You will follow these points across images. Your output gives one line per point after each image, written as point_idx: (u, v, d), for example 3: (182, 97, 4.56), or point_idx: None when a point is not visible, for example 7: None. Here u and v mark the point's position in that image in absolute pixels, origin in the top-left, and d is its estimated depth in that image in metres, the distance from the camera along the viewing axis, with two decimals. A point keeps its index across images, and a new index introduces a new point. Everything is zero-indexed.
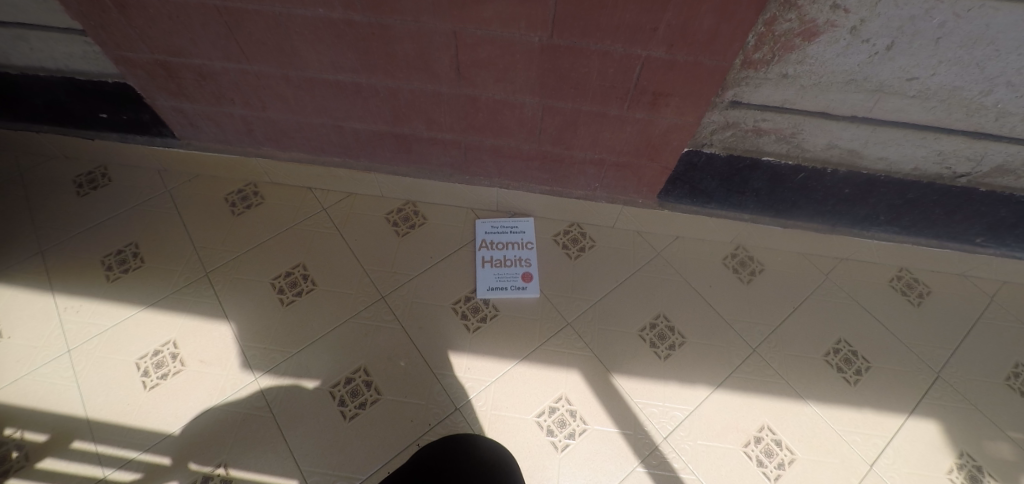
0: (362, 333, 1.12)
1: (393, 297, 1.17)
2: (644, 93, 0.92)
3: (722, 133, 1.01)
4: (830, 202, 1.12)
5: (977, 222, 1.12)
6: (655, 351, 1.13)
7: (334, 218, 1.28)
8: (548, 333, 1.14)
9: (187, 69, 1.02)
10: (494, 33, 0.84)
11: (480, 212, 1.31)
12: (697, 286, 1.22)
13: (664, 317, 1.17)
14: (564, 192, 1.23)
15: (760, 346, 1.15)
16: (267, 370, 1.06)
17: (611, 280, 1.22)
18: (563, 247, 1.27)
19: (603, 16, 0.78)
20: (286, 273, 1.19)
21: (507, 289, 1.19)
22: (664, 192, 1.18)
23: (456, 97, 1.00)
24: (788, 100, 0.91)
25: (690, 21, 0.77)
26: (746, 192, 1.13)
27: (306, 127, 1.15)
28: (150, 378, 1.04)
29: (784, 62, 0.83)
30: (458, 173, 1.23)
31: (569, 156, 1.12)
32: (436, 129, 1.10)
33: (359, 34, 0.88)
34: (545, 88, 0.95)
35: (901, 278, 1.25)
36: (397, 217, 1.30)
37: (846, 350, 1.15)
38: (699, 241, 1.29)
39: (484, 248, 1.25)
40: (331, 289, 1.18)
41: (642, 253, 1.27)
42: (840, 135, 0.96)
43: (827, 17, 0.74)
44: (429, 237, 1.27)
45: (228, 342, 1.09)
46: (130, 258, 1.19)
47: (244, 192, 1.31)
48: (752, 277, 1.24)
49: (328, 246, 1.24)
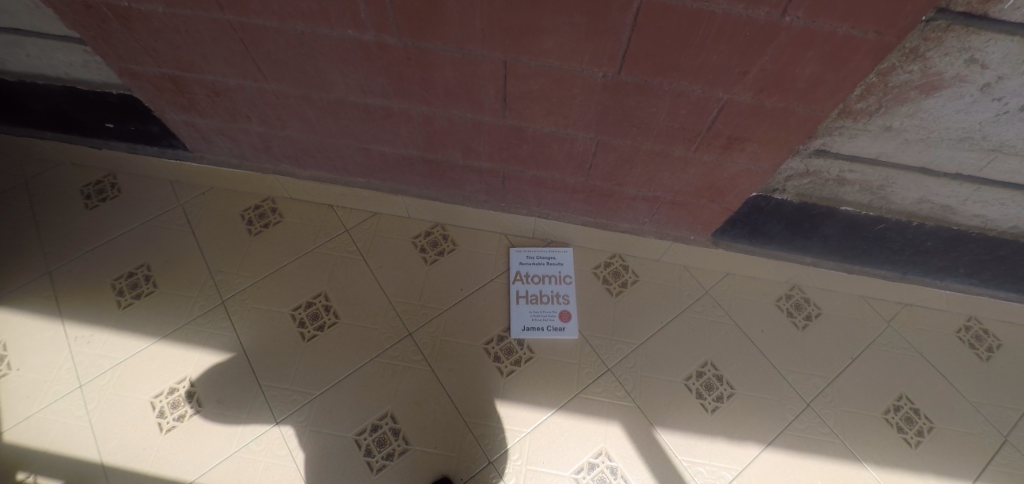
0: (390, 373, 1.05)
1: (420, 334, 1.10)
2: (718, 136, 0.81)
3: (798, 180, 0.90)
4: (907, 253, 1.03)
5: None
6: (702, 403, 1.05)
7: (357, 241, 1.20)
8: (587, 379, 1.07)
9: (198, 85, 0.91)
10: (552, 65, 0.72)
11: (513, 239, 1.21)
12: (747, 331, 1.14)
13: (711, 366, 1.09)
14: (609, 224, 1.15)
15: (815, 400, 1.07)
16: (289, 414, 1.00)
17: (655, 321, 1.14)
18: (603, 281, 1.18)
19: (684, 56, 0.66)
20: (307, 303, 1.12)
21: (543, 330, 1.11)
22: (720, 231, 1.08)
23: (498, 128, 0.88)
24: (884, 153, 0.79)
25: (789, 66, 0.65)
26: (813, 237, 1.03)
27: (329, 148, 1.04)
28: (166, 419, 0.99)
29: (891, 114, 0.72)
30: (495, 199, 1.13)
31: (619, 191, 1.01)
32: (472, 157, 0.98)
33: (394, 59, 0.76)
34: (603, 125, 0.83)
35: (969, 330, 1.16)
36: (424, 241, 1.20)
37: (908, 408, 1.07)
38: (752, 279, 1.19)
39: (519, 282, 1.16)
40: (355, 323, 1.10)
41: (688, 291, 1.18)
42: (936, 191, 0.85)
43: (958, 71, 0.63)
44: (458, 266, 1.18)
45: (247, 381, 1.03)
46: (141, 282, 1.12)
47: (262, 209, 1.22)
48: (807, 322, 1.15)
49: (351, 274, 1.16)
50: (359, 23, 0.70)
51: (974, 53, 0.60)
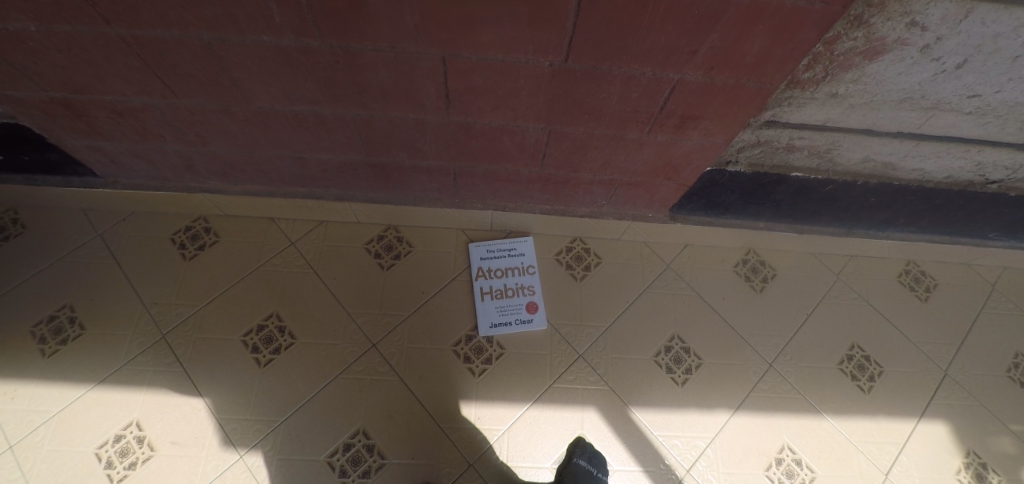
0: (357, 389, 1.01)
1: (385, 344, 1.05)
2: (670, 116, 0.78)
3: (750, 151, 0.90)
4: (853, 209, 1.05)
5: (987, 215, 1.08)
6: (672, 376, 1.07)
7: (305, 254, 1.12)
8: (560, 368, 1.06)
9: (96, 107, 0.80)
10: (494, 58, 0.66)
11: (471, 233, 1.17)
12: (710, 300, 1.16)
13: (678, 339, 1.11)
14: (567, 209, 1.11)
15: (776, 359, 1.11)
16: (253, 446, 0.94)
17: (621, 302, 1.14)
18: (567, 267, 1.16)
19: (632, 39, 0.62)
20: (258, 327, 1.05)
21: (512, 325, 1.09)
22: (677, 206, 1.07)
23: (443, 126, 0.82)
24: (831, 119, 0.80)
25: (738, 42, 0.62)
26: (766, 203, 1.04)
27: (261, 161, 0.95)
28: (115, 469, 0.91)
29: (836, 81, 0.72)
30: (447, 197, 1.08)
31: (575, 177, 0.98)
32: (419, 157, 0.92)
33: (319, 63, 0.68)
34: (553, 114, 0.79)
35: (909, 273, 1.22)
36: (378, 246, 1.14)
37: (860, 356, 1.13)
38: (710, 248, 1.21)
39: (482, 278, 1.12)
40: (313, 341, 1.04)
41: (651, 267, 1.18)
42: (879, 150, 0.87)
43: (899, 34, 0.62)
44: (418, 268, 1.13)
45: (202, 416, 0.96)
46: (67, 325, 1.02)
47: (194, 231, 1.12)
48: (764, 284, 1.18)
49: (303, 290, 1.09)
50: (273, 27, 0.62)
51: (915, 16, 0.59)
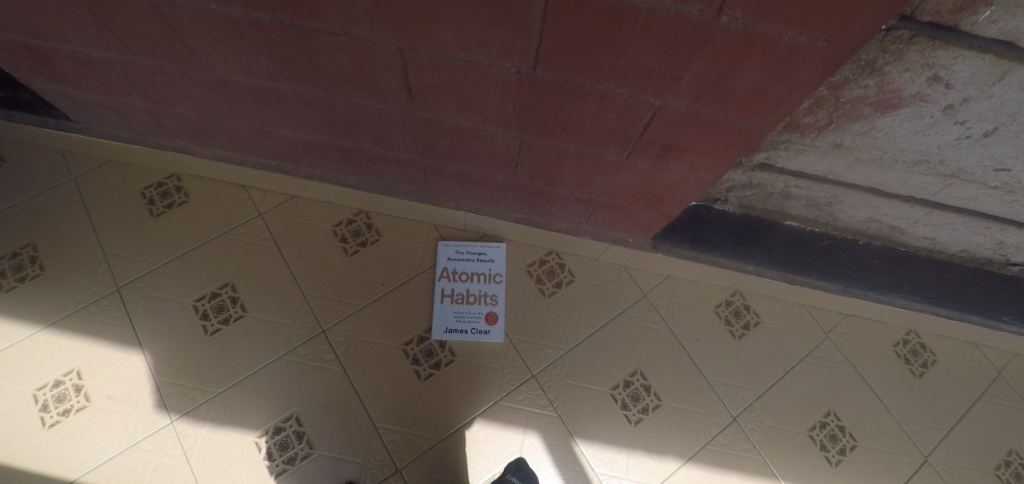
0: (297, 373, 0.98)
1: (335, 332, 1.02)
2: (651, 143, 0.71)
3: (741, 191, 0.83)
4: (851, 269, 0.96)
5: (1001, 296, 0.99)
6: (626, 414, 1.01)
7: (271, 228, 1.12)
8: (509, 386, 1.01)
9: (59, 54, 0.77)
10: (456, 57, 0.60)
11: (444, 231, 1.14)
12: (682, 339, 1.08)
13: (640, 375, 1.04)
14: (543, 222, 1.04)
15: (742, 414, 1.03)
16: (184, 413, 0.93)
17: (587, 326, 1.08)
18: (536, 280, 1.10)
19: (606, 55, 0.55)
20: (211, 294, 1.04)
21: (467, 333, 1.04)
22: (659, 235, 1.00)
23: (408, 120, 0.77)
24: (833, 171, 0.71)
25: (727, 73, 0.54)
26: (756, 247, 0.95)
27: (228, 130, 0.93)
28: (49, 413, 0.92)
29: (842, 130, 0.63)
30: (419, 191, 1.03)
31: (549, 191, 0.91)
32: (387, 148, 0.88)
33: (272, 39, 0.63)
34: (524, 124, 0.72)
35: (907, 344, 1.12)
36: (346, 230, 1.12)
37: (834, 424, 1.04)
38: (692, 284, 1.13)
39: (445, 280, 1.08)
40: (263, 317, 1.02)
41: (625, 294, 1.11)
42: (886, 212, 0.78)
43: (918, 89, 0.53)
44: (382, 259, 1.10)
45: (142, 374, 0.96)
46: (27, 264, 1.03)
47: (166, 188, 1.15)
48: (744, 332, 1.10)
49: (262, 264, 1.08)
50: None
51: (939, 71, 0.50)
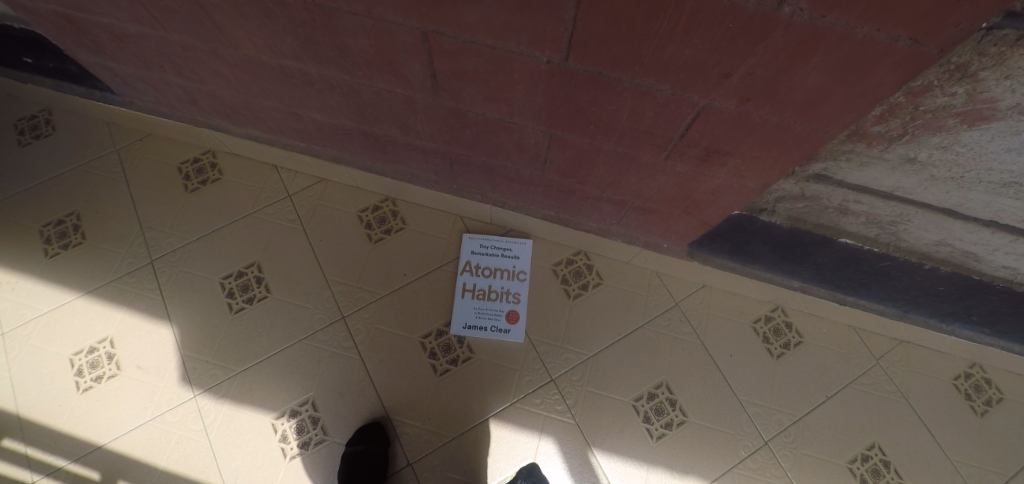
0: (315, 358, 0.98)
1: (354, 319, 1.01)
2: (693, 145, 0.65)
3: (791, 203, 0.73)
4: (912, 294, 0.86)
5: None
6: (648, 428, 0.96)
7: (298, 210, 1.13)
8: (527, 389, 0.98)
9: (96, 28, 0.79)
10: (482, 44, 0.56)
11: (469, 223, 1.10)
12: (715, 354, 1.02)
13: (666, 388, 0.98)
14: (572, 220, 0.99)
15: (775, 438, 0.96)
16: (206, 389, 0.95)
17: (613, 332, 1.02)
18: (562, 281, 1.06)
19: (647, 47, 0.49)
20: (238, 273, 1.06)
21: (486, 331, 1.01)
22: (697, 243, 0.93)
23: (433, 108, 0.74)
24: (901, 188, 0.63)
25: (785, 72, 0.48)
26: (804, 263, 0.87)
27: (258, 109, 0.94)
28: (83, 378, 0.96)
29: (917, 143, 0.55)
30: (445, 181, 1.00)
31: (580, 190, 0.86)
32: (412, 136, 0.85)
33: (295, 18, 0.61)
34: (554, 118, 0.67)
35: (969, 378, 1.02)
36: (371, 216, 1.12)
37: (877, 459, 0.96)
38: (728, 295, 1.06)
39: (467, 274, 1.06)
40: (284, 299, 1.03)
41: (656, 301, 1.05)
42: (960, 236, 0.69)
43: (1017, 101, 0.45)
44: (405, 248, 1.08)
45: (168, 347, 0.99)
46: (71, 232, 1.08)
47: (201, 164, 1.17)
48: (783, 351, 1.02)
49: (288, 246, 1.09)
50: None
51: None
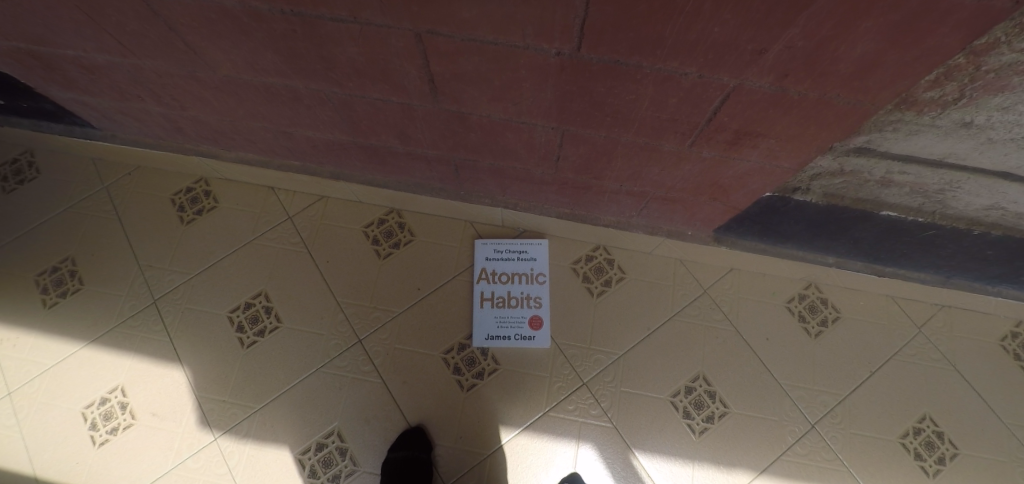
0: (336, 386, 0.95)
1: (371, 341, 0.98)
2: (721, 130, 0.59)
3: (827, 180, 0.68)
4: (956, 259, 0.82)
5: None
6: (689, 423, 0.92)
7: (301, 232, 1.09)
8: (559, 395, 0.94)
9: (66, 60, 0.75)
10: (483, 41, 0.50)
11: (480, 227, 1.06)
12: (749, 339, 0.98)
13: (703, 380, 0.95)
14: (588, 216, 0.94)
15: (821, 420, 0.93)
16: (227, 430, 0.93)
17: (641, 327, 0.98)
18: (583, 279, 1.02)
19: (670, 29, 0.44)
20: (245, 305, 1.03)
21: (510, 339, 0.97)
22: (723, 228, 0.88)
23: (434, 114, 0.69)
24: (952, 155, 0.58)
25: (829, 42, 0.42)
26: (840, 239, 0.83)
27: (249, 130, 0.90)
28: (98, 432, 0.94)
29: (975, 106, 0.49)
30: (452, 188, 0.95)
31: (597, 185, 0.81)
32: (413, 144, 0.80)
33: (274, 31, 0.55)
34: (566, 113, 0.62)
35: (1017, 337, 0.98)
36: (378, 231, 1.07)
37: (930, 431, 0.92)
38: (757, 277, 1.02)
39: (483, 282, 1.01)
40: (296, 328, 1.00)
41: (683, 290, 1.01)
42: (1016, 198, 0.64)
43: None
44: (416, 260, 1.04)
45: (182, 390, 0.97)
46: (67, 278, 1.05)
47: (195, 194, 1.14)
48: (821, 329, 0.99)
49: (294, 271, 1.05)
50: None
51: None
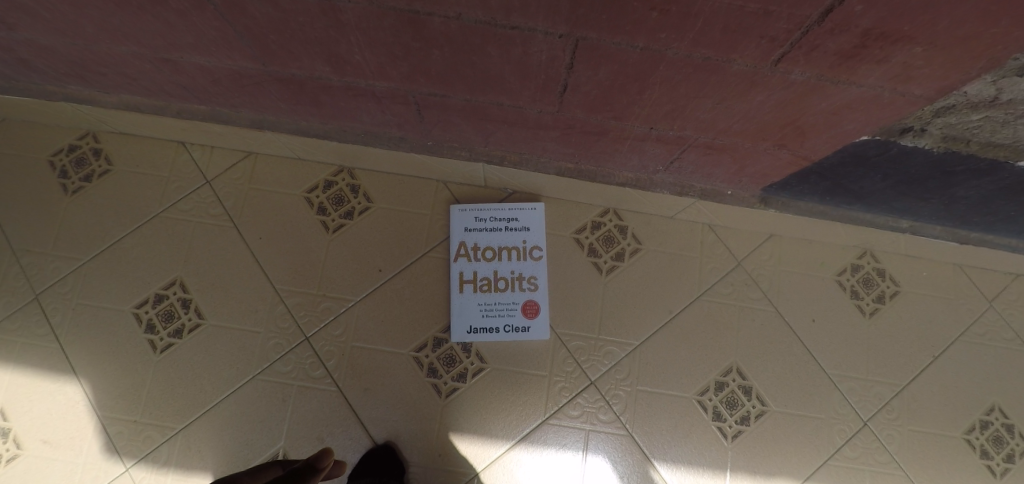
0: (279, 397, 0.75)
1: (322, 338, 0.77)
2: (840, 33, 0.36)
3: (960, 115, 0.46)
4: None
5: None
6: (720, 426, 0.75)
7: (224, 201, 0.84)
8: (561, 399, 0.75)
9: None
10: None
11: (457, 189, 0.83)
12: (792, 321, 0.80)
13: (736, 373, 0.77)
14: (598, 173, 0.72)
15: (875, 416, 0.77)
16: (141, 458, 0.73)
17: (662, 311, 0.79)
18: (589, 252, 0.81)
19: None
20: (155, 298, 0.80)
21: (498, 332, 0.77)
22: (777, 185, 0.67)
23: (371, 20, 0.44)
24: None
25: None
26: (933, 198, 0.63)
27: (116, 58, 0.62)
28: None
29: None
30: (415, 137, 0.70)
31: (617, 129, 0.58)
32: (351, 73, 0.55)
33: None
34: (583, 8, 0.37)
35: None
36: (325, 197, 0.83)
37: (998, 424, 0.78)
38: (803, 243, 0.83)
39: (463, 260, 0.80)
40: (223, 325, 0.78)
41: (714, 263, 0.81)
42: None
43: None
44: (376, 234, 0.82)
45: (80, 409, 0.75)
46: None
47: (80, 153, 0.86)
48: (877, 306, 0.81)
49: (217, 252, 0.81)
50: None
51: None
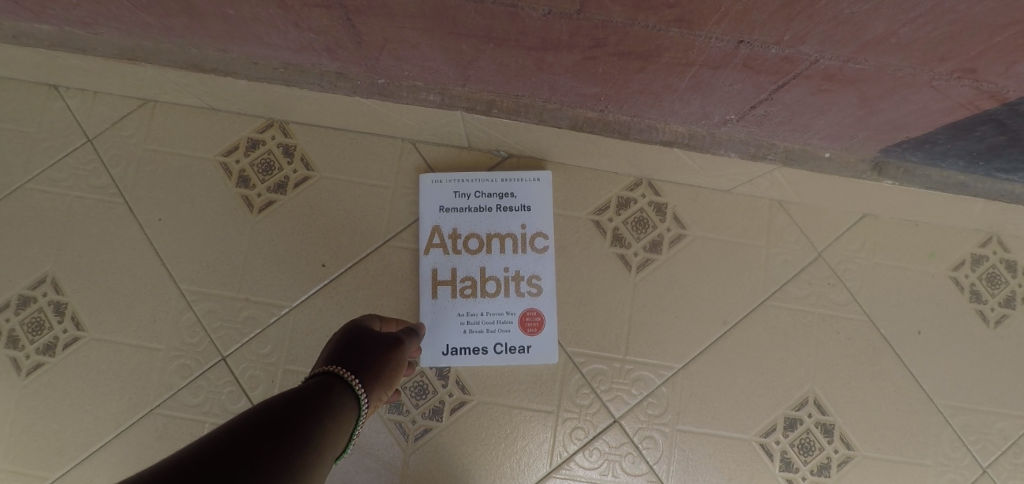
0: (188, 438, 0.55)
1: (245, 357, 0.56)
2: None
3: None
4: None
5: None
6: (790, 478, 0.55)
7: (112, 168, 0.61)
8: (572, 445, 0.55)
9: None
10: None
11: (430, 152, 0.60)
12: (889, 335, 0.58)
13: (813, 405, 0.56)
14: (633, 125, 0.48)
15: (999, 463, 0.56)
16: None
17: (714, 321, 0.57)
18: (613, 238, 0.58)
19: None
20: (18, 302, 0.58)
21: (485, 353, 0.56)
22: (910, 144, 0.44)
23: None
24: None
25: None
26: None
27: None
28: None
29: None
30: (358, 70, 0.46)
31: (681, 45, 0.34)
32: None
33: None
34: None
35: None
36: (249, 164, 0.61)
37: None
38: (908, 227, 0.60)
39: (438, 252, 0.58)
40: (111, 340, 0.58)
41: (784, 254, 0.59)
42: None
43: None
44: (318, 214, 0.59)
45: None
46: None
47: None
48: (1005, 313, 0.59)
49: (103, 240, 0.60)
50: None
51: None
